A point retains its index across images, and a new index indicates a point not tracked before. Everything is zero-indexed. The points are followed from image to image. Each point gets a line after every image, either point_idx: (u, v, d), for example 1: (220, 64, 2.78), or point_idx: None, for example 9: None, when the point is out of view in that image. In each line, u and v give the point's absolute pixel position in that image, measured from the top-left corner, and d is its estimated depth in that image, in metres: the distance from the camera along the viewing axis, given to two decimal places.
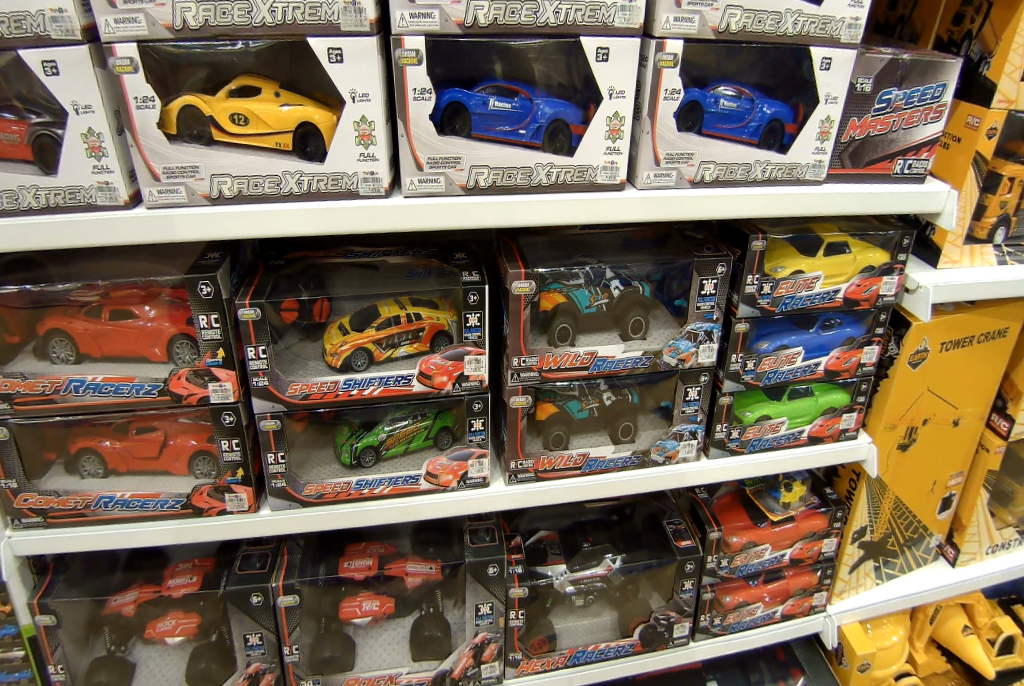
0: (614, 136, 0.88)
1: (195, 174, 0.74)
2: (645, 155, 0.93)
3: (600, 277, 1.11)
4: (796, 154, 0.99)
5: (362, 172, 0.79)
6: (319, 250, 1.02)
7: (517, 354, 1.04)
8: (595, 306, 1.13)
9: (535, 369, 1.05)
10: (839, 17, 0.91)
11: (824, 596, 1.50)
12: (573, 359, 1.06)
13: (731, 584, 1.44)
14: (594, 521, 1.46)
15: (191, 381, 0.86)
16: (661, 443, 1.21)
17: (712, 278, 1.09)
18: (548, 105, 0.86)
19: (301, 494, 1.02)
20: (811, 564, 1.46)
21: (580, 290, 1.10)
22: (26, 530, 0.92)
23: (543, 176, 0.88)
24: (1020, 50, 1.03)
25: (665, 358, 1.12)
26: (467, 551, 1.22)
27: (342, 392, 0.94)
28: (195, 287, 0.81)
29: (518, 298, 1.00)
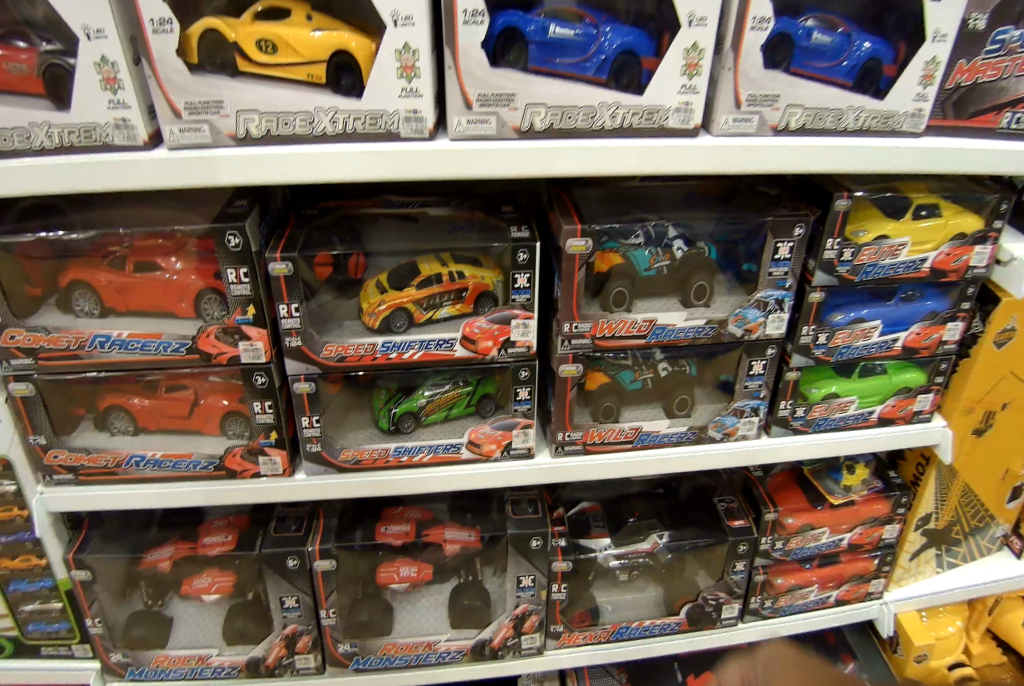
0: (692, 71, 0.76)
1: (219, 110, 0.67)
2: (724, 95, 0.81)
3: (663, 236, 1.00)
4: (893, 100, 0.84)
5: (404, 111, 0.70)
6: (355, 199, 0.95)
7: (568, 321, 0.95)
8: (656, 269, 1.02)
9: (588, 337, 0.96)
10: None
11: (881, 583, 1.39)
12: (630, 327, 0.97)
13: (784, 566, 1.34)
14: (638, 494, 1.39)
15: (221, 340, 0.81)
16: (719, 419, 1.11)
17: (788, 241, 0.97)
18: (615, 36, 0.75)
19: (337, 459, 0.97)
20: (870, 550, 1.35)
21: (639, 250, 1.00)
22: (59, 486, 0.90)
23: (608, 118, 0.78)
24: None
25: (731, 328, 1.01)
26: (509, 522, 1.16)
27: (379, 356, 0.87)
28: (222, 238, 0.76)
29: (574, 259, 0.91)
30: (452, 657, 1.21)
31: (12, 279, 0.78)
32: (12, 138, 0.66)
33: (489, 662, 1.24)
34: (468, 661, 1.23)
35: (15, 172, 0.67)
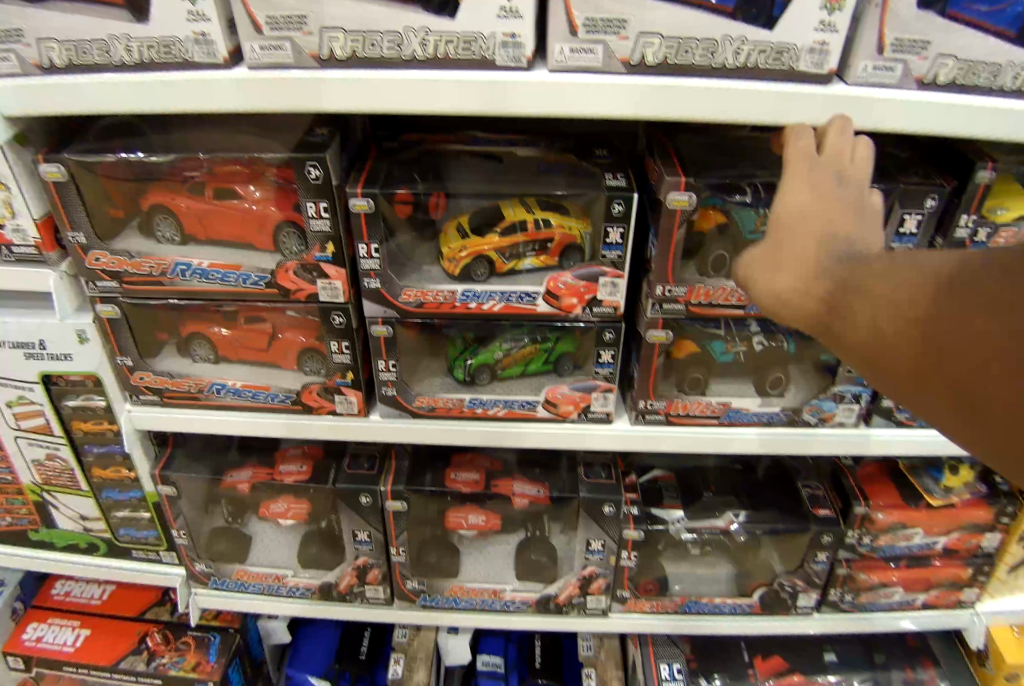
0: (833, 4, 0.64)
1: (303, 27, 0.62)
2: (863, 38, 0.67)
3: (771, 194, 0.85)
4: None
5: (501, 36, 0.63)
6: (437, 133, 0.89)
7: (660, 282, 0.87)
8: (762, 233, 0.89)
9: (681, 302, 0.87)
10: None
11: (976, 593, 1.24)
12: (728, 295, 0.86)
13: (869, 562, 1.21)
14: (714, 469, 1.30)
15: (300, 276, 0.79)
16: (815, 403, 0.99)
17: (915, 214, 0.81)
18: None
19: (412, 405, 0.95)
20: (967, 557, 1.21)
21: (743, 208, 0.88)
22: (144, 405, 0.94)
23: (730, 55, 0.67)
24: None
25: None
26: (581, 485, 1.12)
27: (459, 305, 0.83)
28: (303, 168, 0.72)
29: (676, 214, 0.81)
30: (517, 607, 1.22)
31: (95, 199, 0.79)
32: (92, 50, 0.65)
33: (554, 616, 1.23)
34: (533, 613, 1.23)
35: (98, 87, 0.66)
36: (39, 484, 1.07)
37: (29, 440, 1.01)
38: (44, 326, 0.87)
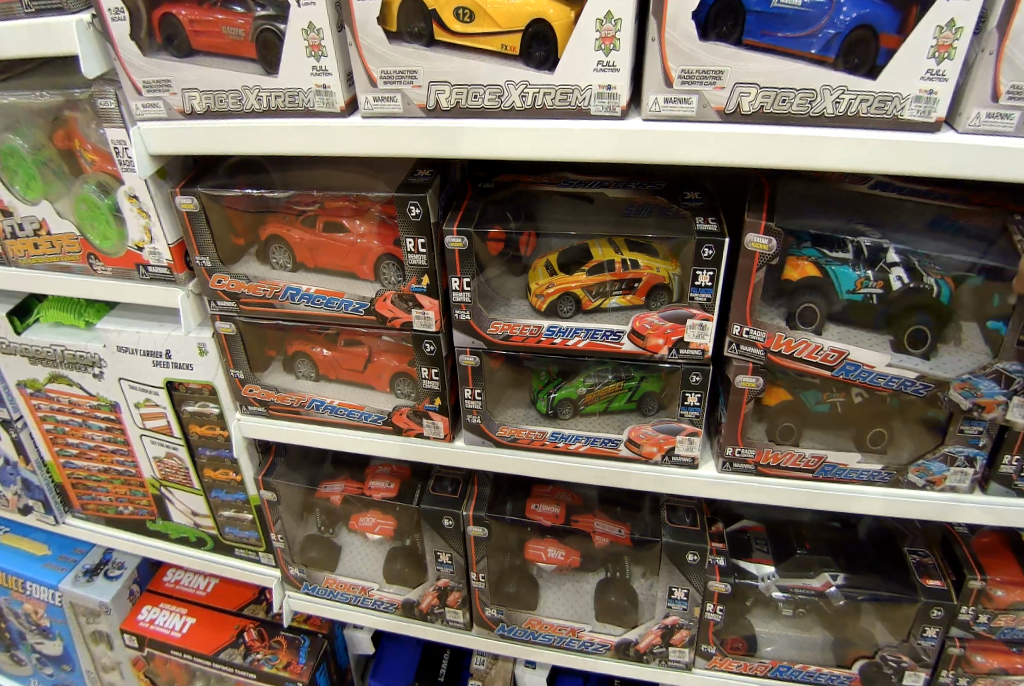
0: (942, 53, 0.61)
1: (412, 80, 0.68)
2: (978, 85, 0.63)
3: (878, 258, 0.84)
4: None
5: (596, 86, 0.66)
6: (531, 173, 0.92)
7: (739, 322, 0.84)
8: (863, 294, 0.84)
9: (760, 347, 0.84)
10: None
11: None
12: (814, 351, 0.82)
13: (988, 644, 1.09)
14: (807, 525, 1.22)
15: (396, 305, 0.85)
16: (922, 464, 0.90)
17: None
18: (852, 7, 0.63)
19: (495, 434, 0.98)
20: None
21: (838, 264, 0.84)
22: (252, 414, 1.03)
23: (830, 104, 0.65)
24: None
25: (951, 396, 0.81)
26: (665, 530, 1.09)
27: (544, 339, 0.85)
28: (405, 206, 0.77)
29: (751, 257, 0.79)
30: (596, 648, 1.19)
31: (221, 229, 0.89)
32: (228, 100, 0.74)
33: (632, 664, 1.19)
34: (611, 657, 1.19)
35: (232, 132, 0.75)
36: (158, 479, 1.19)
37: (152, 438, 1.12)
38: (170, 337, 0.97)
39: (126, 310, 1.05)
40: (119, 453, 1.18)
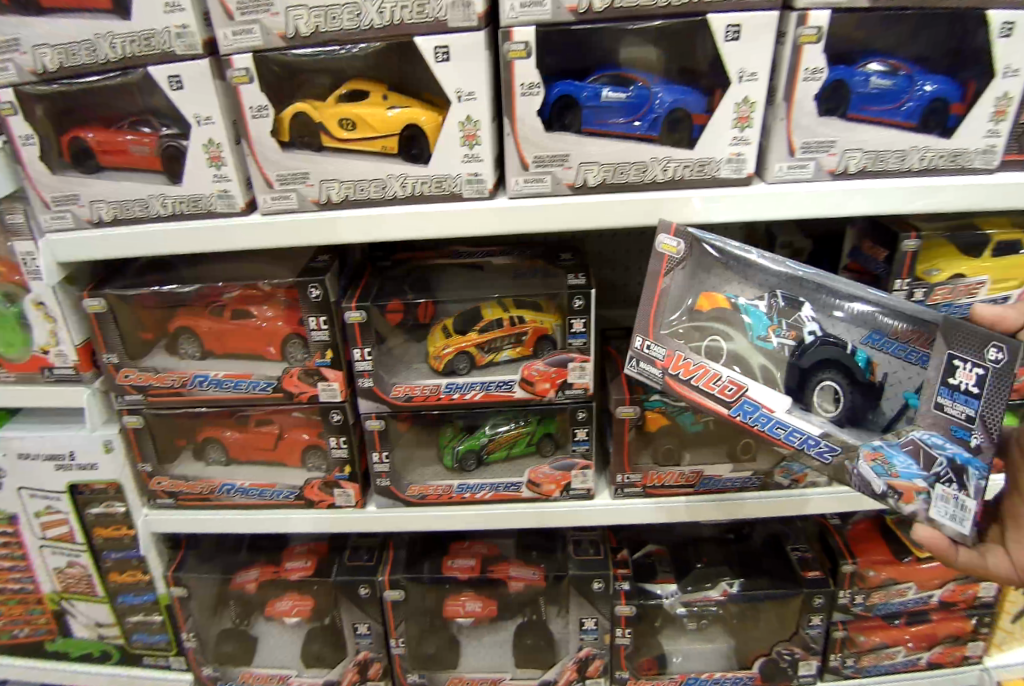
0: (743, 123, 0.79)
1: (305, 181, 0.77)
2: (777, 144, 0.81)
3: (793, 310, 0.83)
4: (963, 138, 0.80)
5: (466, 175, 0.78)
6: (425, 251, 1.04)
7: (642, 337, 0.85)
8: (774, 342, 0.82)
9: (659, 365, 0.84)
10: None
11: (980, 646, 1.26)
12: (712, 381, 0.81)
13: (866, 623, 1.24)
14: (707, 538, 1.33)
15: (303, 380, 0.90)
16: (784, 465, 1.04)
17: (971, 363, 0.67)
18: (666, 94, 0.79)
19: (405, 494, 1.04)
20: (965, 609, 1.23)
21: (755, 308, 0.84)
22: (162, 509, 1.02)
23: (659, 171, 0.82)
24: None
25: (863, 468, 0.74)
26: (571, 563, 1.19)
27: (443, 396, 0.95)
28: (306, 290, 0.85)
29: (660, 261, 0.82)
30: None
31: (130, 327, 0.91)
32: (133, 207, 0.79)
33: None
34: None
35: (134, 237, 0.80)
36: (59, 592, 1.12)
37: (53, 549, 1.07)
38: (74, 438, 0.96)
39: (28, 416, 1.03)
40: (16, 570, 1.10)
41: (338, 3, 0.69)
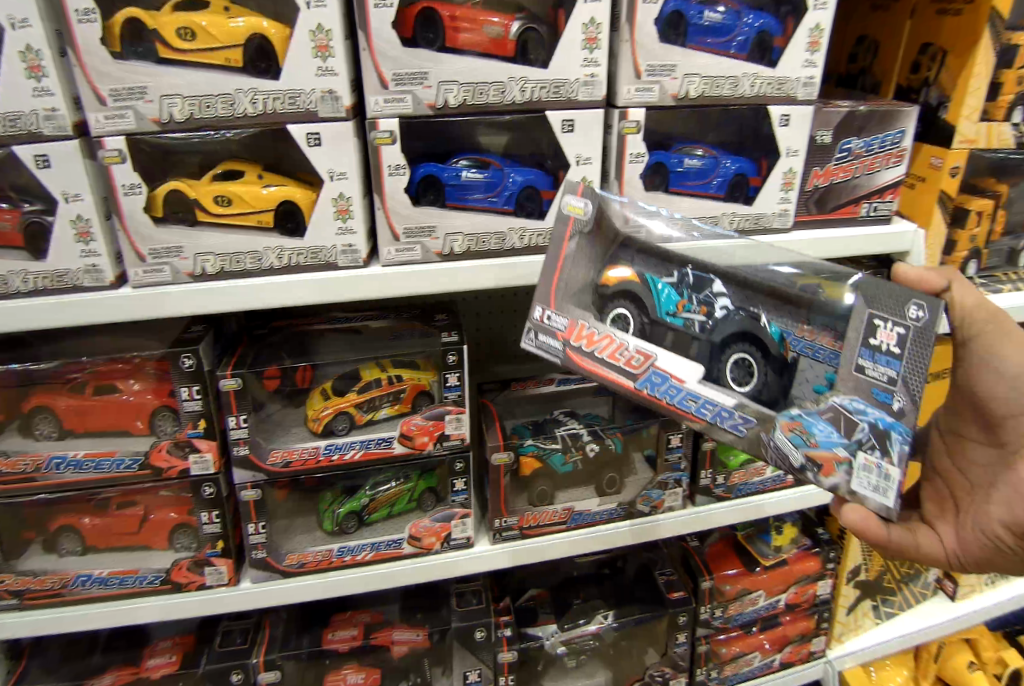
0: None
1: (179, 254, 0.82)
2: None
3: (703, 285, 0.77)
4: (761, 205, 1.00)
5: (341, 246, 0.86)
6: (304, 318, 1.06)
7: (543, 307, 0.82)
8: (682, 319, 0.77)
9: (559, 338, 0.80)
10: (795, 76, 0.94)
11: (823, 640, 1.41)
12: (618, 351, 0.78)
13: (727, 635, 1.34)
14: (585, 576, 1.39)
15: (172, 453, 0.88)
16: (646, 493, 1.15)
17: (891, 323, 0.66)
18: (517, 175, 0.90)
19: (282, 564, 1.01)
20: (808, 609, 1.37)
21: (664, 284, 0.79)
22: (3, 612, 0.92)
23: (516, 240, 0.93)
24: (977, 93, 1.03)
25: (779, 438, 0.72)
26: (454, 616, 1.19)
27: (322, 459, 0.96)
28: (177, 360, 0.84)
29: (566, 223, 0.80)
30: None
31: None
32: None
33: None
34: None
35: None
36: None
37: None
38: None
39: None
40: None
41: (212, 94, 0.76)
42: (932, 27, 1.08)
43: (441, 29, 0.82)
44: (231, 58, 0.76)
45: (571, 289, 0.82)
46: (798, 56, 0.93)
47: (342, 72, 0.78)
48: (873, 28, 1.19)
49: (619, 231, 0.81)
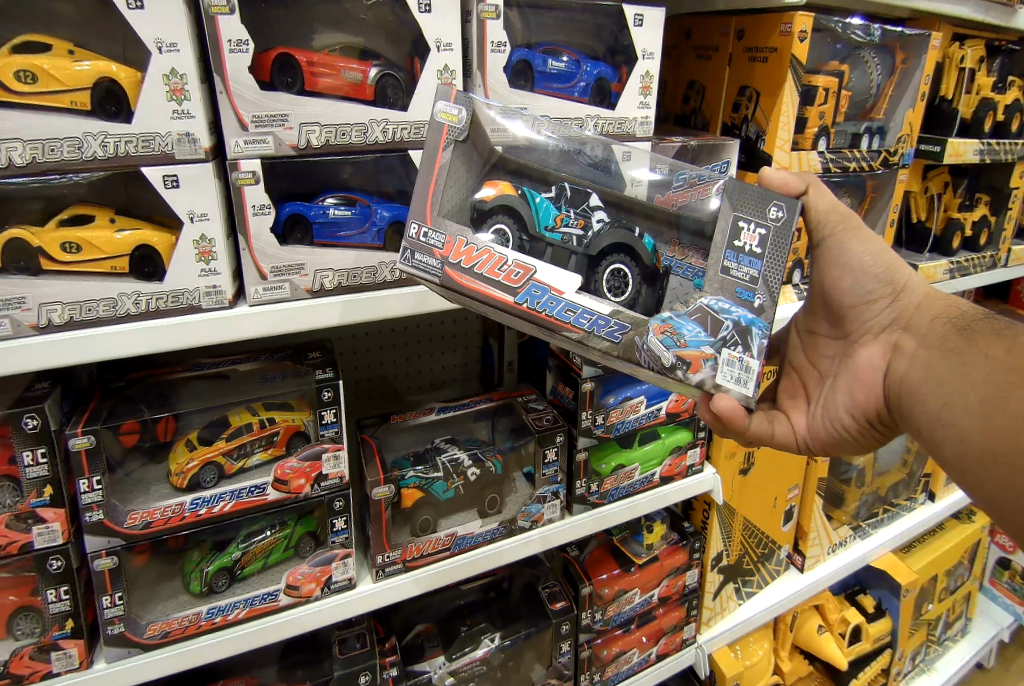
0: None
1: (20, 305, 0.75)
2: None
3: (580, 200, 0.86)
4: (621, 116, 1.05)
5: (204, 288, 0.83)
6: (164, 365, 1.00)
7: (419, 224, 0.78)
8: (559, 234, 0.84)
9: (437, 257, 0.77)
10: (632, 116, 1.06)
11: (692, 628, 1.53)
12: (498, 266, 0.76)
13: (606, 636, 1.42)
14: (472, 603, 1.42)
15: (12, 528, 0.82)
16: (525, 509, 1.20)
17: (754, 224, 0.73)
18: (385, 211, 0.94)
19: (143, 637, 0.91)
20: (679, 599, 1.49)
21: (542, 197, 0.85)
22: None
23: (389, 273, 0.94)
24: (786, 128, 1.23)
25: (652, 342, 0.74)
26: (335, 664, 1.13)
27: (188, 515, 0.90)
28: (19, 421, 0.80)
29: (440, 130, 0.78)
30: None
31: None
32: None
33: None
34: None
35: None
36: None
37: None
38: None
39: None
40: None
41: (56, 138, 0.73)
42: (747, 71, 1.27)
43: (299, 73, 0.86)
44: (79, 101, 0.74)
45: (443, 205, 0.80)
46: (634, 98, 1.05)
47: (198, 115, 0.77)
48: (699, 74, 1.38)
49: (489, 136, 0.84)
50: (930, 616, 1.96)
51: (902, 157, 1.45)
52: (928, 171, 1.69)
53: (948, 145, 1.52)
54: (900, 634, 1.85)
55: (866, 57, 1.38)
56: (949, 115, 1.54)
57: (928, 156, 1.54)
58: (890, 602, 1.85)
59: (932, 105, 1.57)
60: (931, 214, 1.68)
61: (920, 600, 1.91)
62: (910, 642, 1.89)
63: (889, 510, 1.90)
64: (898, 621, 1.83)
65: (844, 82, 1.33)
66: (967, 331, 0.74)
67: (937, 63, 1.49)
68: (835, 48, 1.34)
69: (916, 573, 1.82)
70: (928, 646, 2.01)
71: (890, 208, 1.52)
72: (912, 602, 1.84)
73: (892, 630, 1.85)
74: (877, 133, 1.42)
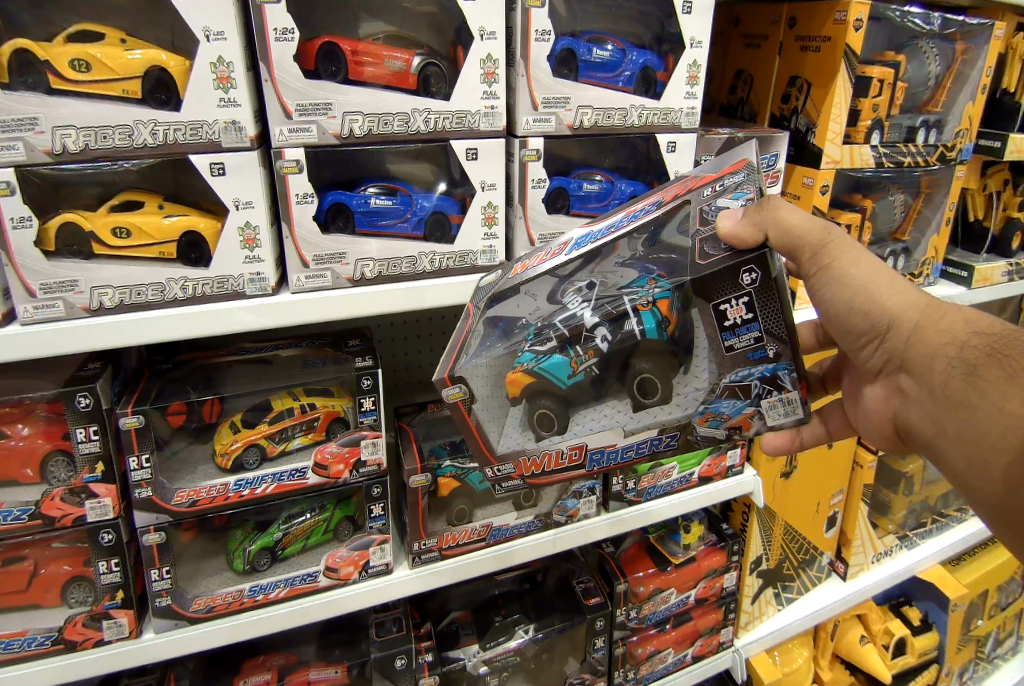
0: (490, 223, 0.96)
1: (74, 288, 0.79)
2: (520, 238, 1.01)
3: (579, 329, 0.76)
4: (669, 99, 1.02)
5: (248, 274, 0.85)
6: (210, 350, 1.05)
7: (488, 465, 0.74)
8: (582, 373, 0.78)
9: (516, 478, 0.75)
10: (678, 107, 1.02)
11: (730, 631, 1.50)
12: (558, 459, 0.75)
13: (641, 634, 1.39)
14: (506, 593, 1.41)
15: (66, 501, 0.86)
16: (561, 504, 1.18)
17: (735, 298, 0.69)
18: (425, 201, 0.94)
19: (188, 610, 0.95)
20: (716, 601, 1.46)
21: (548, 358, 0.76)
22: None
23: (427, 264, 0.95)
24: (838, 120, 1.18)
25: (702, 431, 0.74)
26: (372, 646, 1.15)
27: (232, 495, 0.93)
28: (73, 399, 0.84)
29: (457, 408, 0.71)
30: None
31: None
32: None
33: None
34: None
35: None
36: None
37: None
38: None
39: None
40: None
41: (108, 125, 0.75)
42: (798, 60, 1.22)
43: (343, 63, 0.86)
44: (130, 89, 0.77)
45: (498, 437, 0.75)
46: (680, 88, 1.02)
47: (244, 104, 0.79)
48: (747, 63, 1.34)
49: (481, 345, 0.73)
50: (979, 632, 1.87)
51: (960, 153, 1.37)
52: (986, 166, 1.59)
53: (1011, 141, 1.43)
54: (946, 649, 1.78)
55: (926, 47, 1.31)
56: (1012, 108, 1.45)
57: (987, 152, 1.46)
58: (937, 615, 1.77)
59: (993, 97, 1.48)
60: (989, 213, 1.59)
61: (969, 615, 1.82)
62: (958, 657, 1.81)
63: (938, 521, 1.81)
64: (945, 636, 1.76)
65: (900, 73, 1.27)
66: (970, 374, 0.63)
67: (1000, 54, 1.40)
68: (891, 38, 1.28)
69: (965, 587, 1.75)
70: (978, 664, 1.92)
71: (946, 205, 1.43)
72: (960, 618, 1.76)
73: (938, 645, 1.78)
74: (932, 127, 1.34)
